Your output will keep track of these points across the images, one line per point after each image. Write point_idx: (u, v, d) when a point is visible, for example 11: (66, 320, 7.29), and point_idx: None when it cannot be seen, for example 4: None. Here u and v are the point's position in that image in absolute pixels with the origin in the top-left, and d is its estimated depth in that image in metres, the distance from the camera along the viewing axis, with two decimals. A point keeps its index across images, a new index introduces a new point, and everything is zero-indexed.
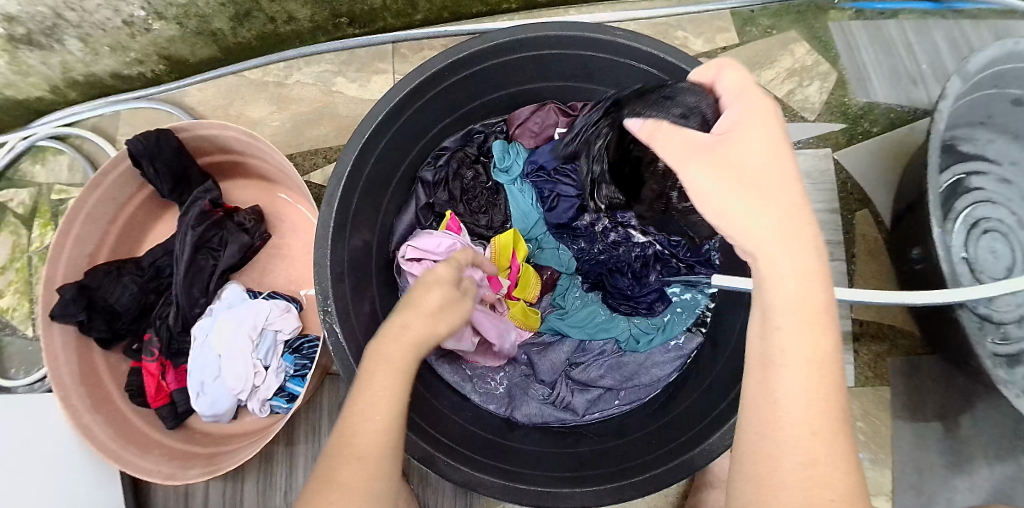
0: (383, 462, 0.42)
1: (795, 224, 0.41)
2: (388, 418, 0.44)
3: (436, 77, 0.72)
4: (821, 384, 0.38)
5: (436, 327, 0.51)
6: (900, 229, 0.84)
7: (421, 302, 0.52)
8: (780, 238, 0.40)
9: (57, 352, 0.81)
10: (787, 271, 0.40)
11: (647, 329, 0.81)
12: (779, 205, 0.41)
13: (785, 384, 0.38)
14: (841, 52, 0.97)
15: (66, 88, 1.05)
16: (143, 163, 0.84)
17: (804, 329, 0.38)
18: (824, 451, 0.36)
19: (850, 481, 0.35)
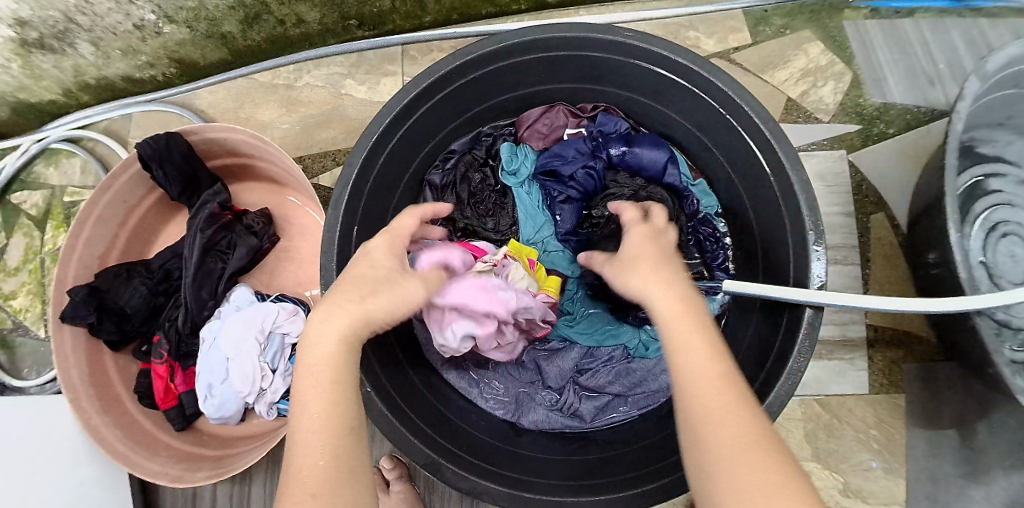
0: (342, 494, 0.39)
1: (668, 276, 0.51)
2: (327, 436, 0.41)
3: (444, 79, 0.71)
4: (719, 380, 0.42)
5: (366, 309, 0.48)
6: (917, 232, 0.82)
7: (354, 281, 0.50)
8: (656, 285, 0.50)
9: (67, 354, 0.81)
10: (665, 303, 0.48)
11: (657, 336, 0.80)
12: (678, 279, 0.51)
13: (687, 395, 0.42)
14: (857, 52, 0.95)
15: (78, 91, 1.06)
16: (152, 166, 0.84)
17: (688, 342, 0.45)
18: (742, 433, 0.39)
19: (774, 458, 0.37)
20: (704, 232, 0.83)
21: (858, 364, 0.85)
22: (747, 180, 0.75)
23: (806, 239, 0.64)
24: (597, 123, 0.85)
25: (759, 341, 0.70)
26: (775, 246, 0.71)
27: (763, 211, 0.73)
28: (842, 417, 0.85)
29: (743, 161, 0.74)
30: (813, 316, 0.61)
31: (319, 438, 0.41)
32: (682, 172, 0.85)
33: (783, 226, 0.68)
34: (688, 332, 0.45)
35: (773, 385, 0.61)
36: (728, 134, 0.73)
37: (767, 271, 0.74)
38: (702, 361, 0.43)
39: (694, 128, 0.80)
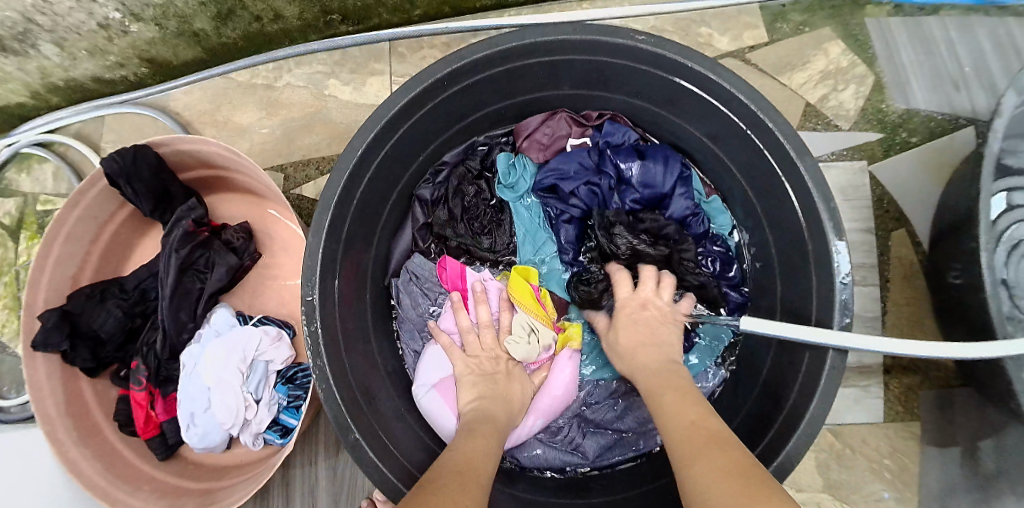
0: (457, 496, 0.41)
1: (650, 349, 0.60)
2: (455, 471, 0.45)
3: (434, 87, 0.64)
4: (692, 416, 0.48)
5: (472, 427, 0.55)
6: (942, 252, 0.76)
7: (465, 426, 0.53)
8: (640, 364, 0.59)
9: (41, 383, 0.77)
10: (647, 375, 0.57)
11: None
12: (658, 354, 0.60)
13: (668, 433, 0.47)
14: (879, 51, 0.88)
15: (47, 93, 0.99)
16: (120, 183, 0.78)
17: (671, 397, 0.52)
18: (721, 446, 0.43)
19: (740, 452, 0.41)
20: (716, 255, 0.77)
21: (872, 390, 0.82)
22: (766, 200, 0.69)
23: (831, 270, 0.59)
24: (604, 133, 0.78)
25: (775, 377, 0.65)
26: (794, 273, 0.66)
27: (782, 234, 0.68)
28: (853, 444, 0.82)
29: (761, 179, 0.68)
30: (837, 358, 0.56)
31: (486, 472, 0.47)
32: (695, 189, 0.79)
33: (805, 254, 0.63)
34: (664, 394, 0.52)
35: (790, 432, 0.57)
36: (746, 149, 0.67)
37: (783, 299, 0.69)
38: (678, 413, 0.49)
39: (708, 140, 0.73)
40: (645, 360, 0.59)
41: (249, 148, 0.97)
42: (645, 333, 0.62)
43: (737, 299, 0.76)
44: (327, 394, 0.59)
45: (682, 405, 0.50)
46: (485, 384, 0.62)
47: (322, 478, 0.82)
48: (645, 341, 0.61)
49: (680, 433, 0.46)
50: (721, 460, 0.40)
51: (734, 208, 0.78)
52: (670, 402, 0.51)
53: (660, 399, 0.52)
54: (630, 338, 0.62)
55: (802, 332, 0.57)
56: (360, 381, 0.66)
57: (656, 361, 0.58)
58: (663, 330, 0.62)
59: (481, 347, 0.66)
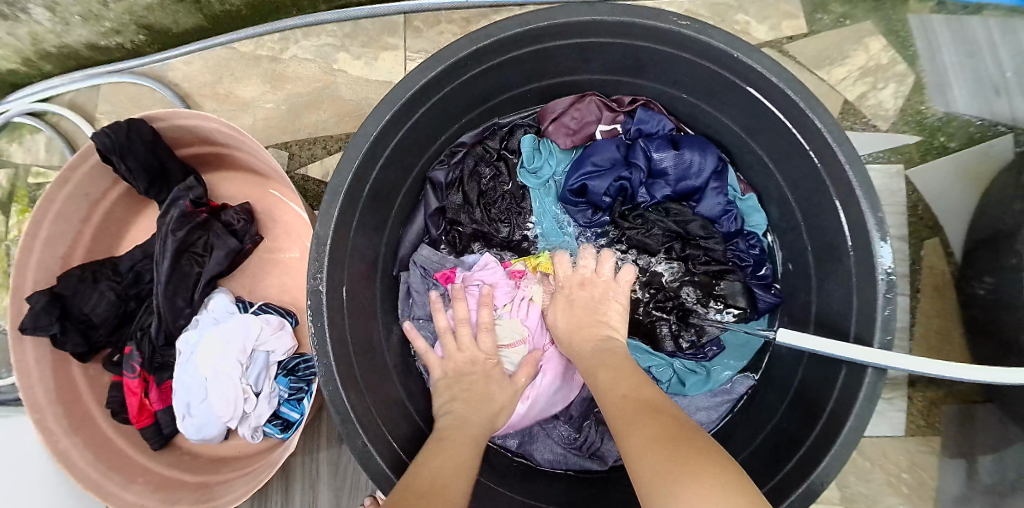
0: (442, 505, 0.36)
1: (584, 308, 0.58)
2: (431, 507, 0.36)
3: (457, 66, 0.60)
4: (617, 375, 0.48)
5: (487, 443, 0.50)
6: (975, 264, 0.73)
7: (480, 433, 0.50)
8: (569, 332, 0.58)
9: (30, 369, 0.74)
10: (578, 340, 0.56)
11: (693, 368, 0.71)
12: (582, 317, 0.58)
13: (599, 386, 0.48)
14: (920, 49, 0.83)
15: (39, 60, 0.93)
16: (112, 160, 0.74)
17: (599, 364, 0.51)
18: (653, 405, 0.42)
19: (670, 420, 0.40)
20: (749, 254, 0.73)
21: (893, 403, 0.80)
22: (806, 202, 0.65)
23: (875, 283, 0.55)
24: (636, 120, 0.73)
25: (809, 393, 0.62)
26: (834, 284, 0.63)
27: (820, 241, 0.64)
28: (871, 457, 0.80)
29: (805, 183, 0.64)
30: (877, 378, 0.53)
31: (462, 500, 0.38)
32: (730, 186, 0.74)
33: (847, 264, 0.60)
34: (603, 368, 0.50)
35: (822, 453, 0.54)
36: (789, 149, 0.63)
37: (818, 308, 0.66)
38: (613, 387, 0.46)
39: (745, 134, 0.69)
40: (575, 326, 0.57)
41: (251, 124, 0.90)
42: (587, 313, 0.58)
43: (769, 300, 0.71)
44: (332, 393, 0.55)
45: (625, 383, 0.47)
46: (460, 389, 0.57)
47: (324, 472, 0.79)
48: (587, 323, 0.57)
49: (614, 408, 0.44)
50: (651, 441, 0.37)
51: (769, 207, 0.74)
52: (613, 377, 0.48)
53: (598, 370, 0.50)
54: (563, 308, 0.60)
55: (834, 346, 0.54)
56: (369, 380, 0.62)
57: (586, 328, 0.56)
58: (603, 305, 0.58)
59: (459, 346, 0.61)
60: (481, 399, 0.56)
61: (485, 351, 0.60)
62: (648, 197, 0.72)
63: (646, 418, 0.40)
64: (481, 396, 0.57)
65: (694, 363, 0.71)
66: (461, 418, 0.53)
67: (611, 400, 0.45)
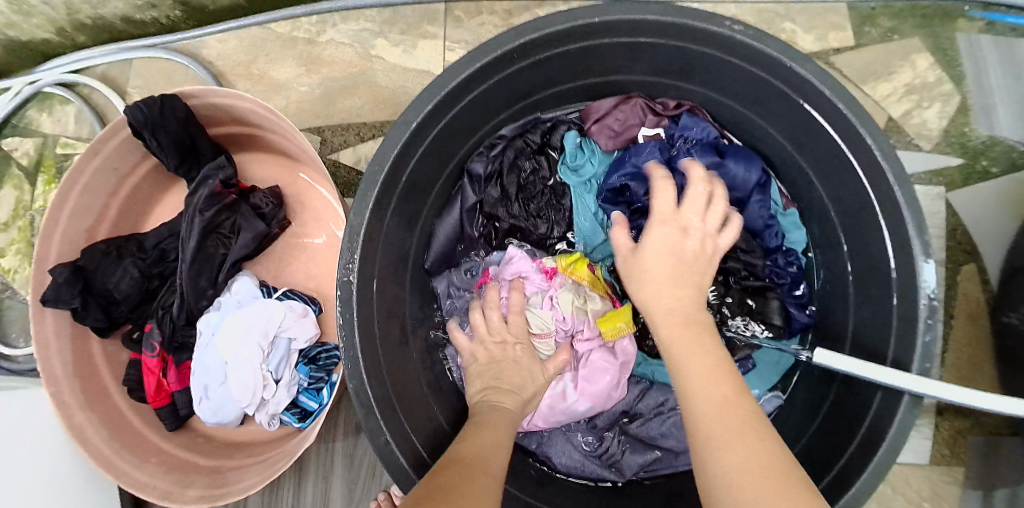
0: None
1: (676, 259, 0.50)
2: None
3: (503, 60, 0.59)
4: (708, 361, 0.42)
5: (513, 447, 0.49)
6: (1012, 295, 0.72)
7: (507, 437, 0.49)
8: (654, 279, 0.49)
9: (49, 341, 0.74)
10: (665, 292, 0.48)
11: None
12: (671, 267, 0.49)
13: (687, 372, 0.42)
14: (968, 69, 0.81)
15: (74, 31, 0.93)
16: (145, 135, 0.73)
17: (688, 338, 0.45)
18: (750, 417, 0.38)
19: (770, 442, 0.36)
20: (787, 271, 0.72)
21: (920, 430, 0.78)
22: (851, 220, 0.63)
23: (916, 307, 0.54)
24: (680, 126, 0.73)
25: (840, 416, 0.61)
26: (876, 306, 0.61)
27: (863, 262, 0.63)
28: (893, 483, 0.78)
29: (848, 200, 0.63)
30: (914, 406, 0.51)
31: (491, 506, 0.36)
32: (772, 199, 0.74)
33: (889, 286, 0.58)
34: (690, 343, 0.44)
35: (853, 478, 0.53)
36: (836, 165, 0.62)
37: (854, 328, 0.65)
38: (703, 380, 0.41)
39: (791, 146, 0.68)
40: (659, 274, 0.49)
41: (284, 106, 0.88)
42: (676, 264, 0.49)
43: (803, 320, 0.71)
44: (357, 385, 0.55)
45: (713, 378, 0.41)
46: (492, 373, 0.57)
47: (338, 464, 0.78)
48: (672, 274, 0.49)
49: (706, 406, 0.39)
50: (756, 467, 0.33)
51: (810, 224, 0.73)
52: (696, 362, 0.43)
53: (686, 347, 0.44)
54: (652, 249, 0.51)
55: (876, 372, 0.52)
56: (392, 375, 0.62)
57: (672, 283, 0.48)
58: (695, 263, 0.50)
59: (488, 327, 0.61)
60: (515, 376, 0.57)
61: (516, 332, 0.61)
62: None
63: (745, 430, 0.36)
64: (516, 371, 0.57)
65: None
66: (495, 402, 0.53)
67: (696, 390, 0.40)
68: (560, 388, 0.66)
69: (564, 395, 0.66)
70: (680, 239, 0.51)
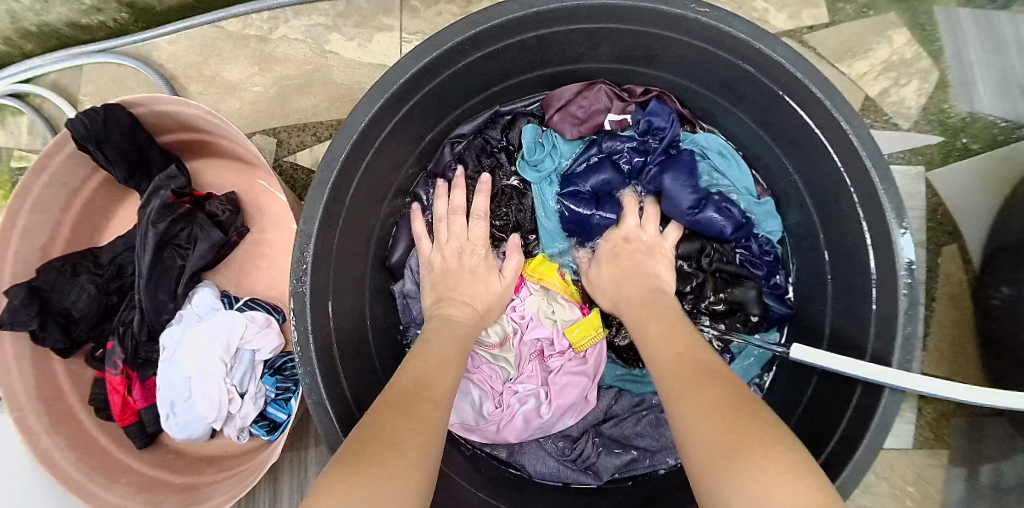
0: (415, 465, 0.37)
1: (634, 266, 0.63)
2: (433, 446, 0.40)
3: (455, 52, 0.56)
4: (669, 335, 0.51)
5: None
6: (994, 275, 0.70)
7: None
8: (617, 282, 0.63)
9: (9, 365, 0.72)
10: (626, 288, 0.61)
11: None
12: (625, 274, 0.63)
13: (649, 344, 0.51)
14: (946, 43, 0.78)
15: (19, 39, 0.89)
16: (89, 148, 0.69)
17: (654, 322, 0.54)
18: (703, 369, 0.44)
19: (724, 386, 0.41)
20: (763, 261, 0.70)
21: (903, 415, 0.77)
22: (828, 205, 0.61)
23: (895, 297, 0.52)
24: (647, 112, 0.70)
25: (821, 408, 0.59)
26: (854, 296, 0.59)
27: (842, 251, 0.61)
28: (878, 470, 0.77)
29: (823, 186, 0.61)
30: (895, 396, 0.49)
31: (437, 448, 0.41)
32: (745, 189, 0.71)
33: (866, 274, 0.56)
34: (654, 325, 0.54)
35: (833, 474, 0.51)
36: (811, 149, 0.59)
37: (832, 318, 0.63)
38: (665, 348, 0.49)
39: (763, 131, 0.66)
40: (619, 283, 0.62)
41: (238, 108, 0.85)
42: (630, 270, 0.63)
43: (781, 311, 0.69)
44: (317, 403, 0.52)
45: (670, 343, 0.50)
46: (446, 285, 0.63)
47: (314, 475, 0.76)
48: (628, 276, 0.63)
49: (668, 365, 0.47)
50: (704, 407, 0.39)
51: (787, 214, 0.70)
52: (659, 335, 0.52)
53: (649, 327, 0.54)
54: (613, 265, 0.64)
55: (863, 369, 0.49)
56: (357, 387, 0.60)
57: (638, 291, 0.60)
58: (645, 266, 0.63)
59: (449, 235, 0.65)
60: (463, 289, 0.62)
61: (473, 239, 0.65)
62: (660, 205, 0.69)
63: (698, 380, 0.42)
64: (475, 283, 0.63)
65: None
66: (450, 315, 0.59)
67: (661, 353, 0.49)
68: (533, 404, 0.66)
69: (539, 411, 0.66)
70: (630, 251, 0.65)
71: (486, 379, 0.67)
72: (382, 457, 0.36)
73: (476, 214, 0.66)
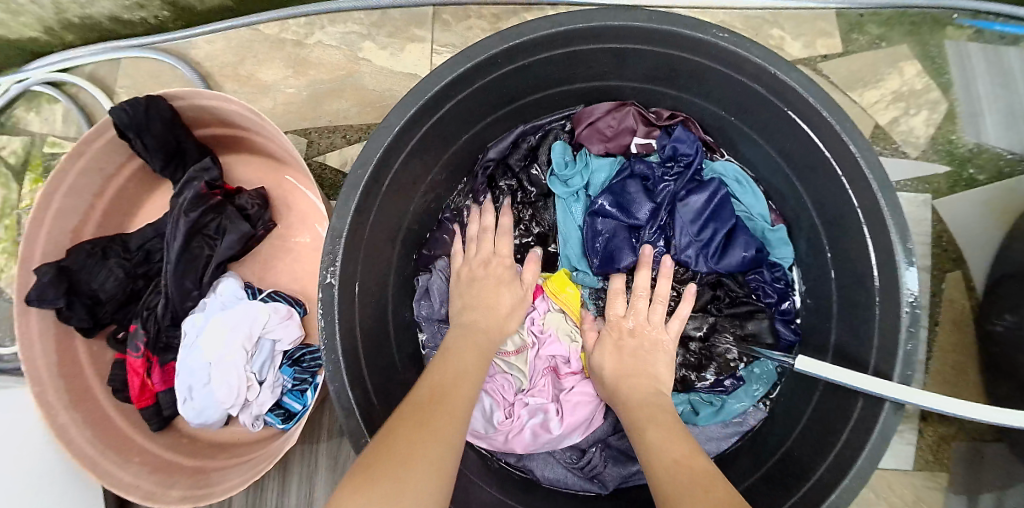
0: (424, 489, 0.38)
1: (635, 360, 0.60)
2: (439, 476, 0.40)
3: (488, 64, 0.59)
4: (669, 436, 0.49)
5: None
6: (998, 302, 0.71)
7: None
8: (616, 374, 0.60)
9: (33, 341, 0.74)
10: (626, 382, 0.58)
11: (708, 399, 0.70)
12: (627, 366, 0.60)
13: (649, 440, 0.49)
14: (956, 76, 0.81)
15: (62, 30, 0.93)
16: (130, 136, 0.72)
17: (650, 423, 0.51)
18: (702, 472, 0.42)
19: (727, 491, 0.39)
20: (773, 288, 0.72)
21: (904, 436, 0.78)
22: (838, 229, 0.63)
23: (898, 314, 0.54)
24: (673, 137, 0.74)
25: (822, 421, 0.61)
26: (859, 313, 0.61)
27: (849, 270, 0.63)
28: (878, 489, 0.78)
29: (832, 208, 0.63)
30: (894, 410, 0.51)
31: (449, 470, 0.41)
32: (759, 215, 0.74)
33: (870, 292, 0.59)
34: (650, 426, 0.51)
35: (834, 483, 0.53)
36: (821, 170, 0.62)
37: (838, 335, 0.65)
38: (662, 448, 0.47)
39: (778, 153, 0.68)
40: (624, 371, 0.60)
41: (271, 107, 0.88)
42: (632, 360, 0.61)
43: (789, 337, 0.71)
44: (338, 390, 0.54)
45: (670, 443, 0.47)
46: (471, 292, 0.64)
47: (322, 466, 0.77)
48: (631, 367, 0.60)
49: (664, 465, 0.44)
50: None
51: (798, 241, 0.73)
52: (657, 436, 0.49)
53: (648, 426, 0.51)
54: (614, 353, 0.62)
55: (865, 381, 0.51)
56: (375, 378, 0.62)
57: (640, 389, 0.57)
58: (648, 358, 0.61)
59: (478, 250, 0.68)
60: (489, 302, 0.63)
61: (502, 254, 0.68)
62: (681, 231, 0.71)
63: (698, 486, 0.40)
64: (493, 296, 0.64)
65: (709, 394, 0.71)
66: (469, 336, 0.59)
67: (658, 452, 0.46)
68: (542, 419, 0.66)
69: (546, 426, 0.66)
70: (632, 343, 0.62)
71: (499, 390, 0.69)
72: (406, 459, 0.40)
73: (503, 232, 0.69)
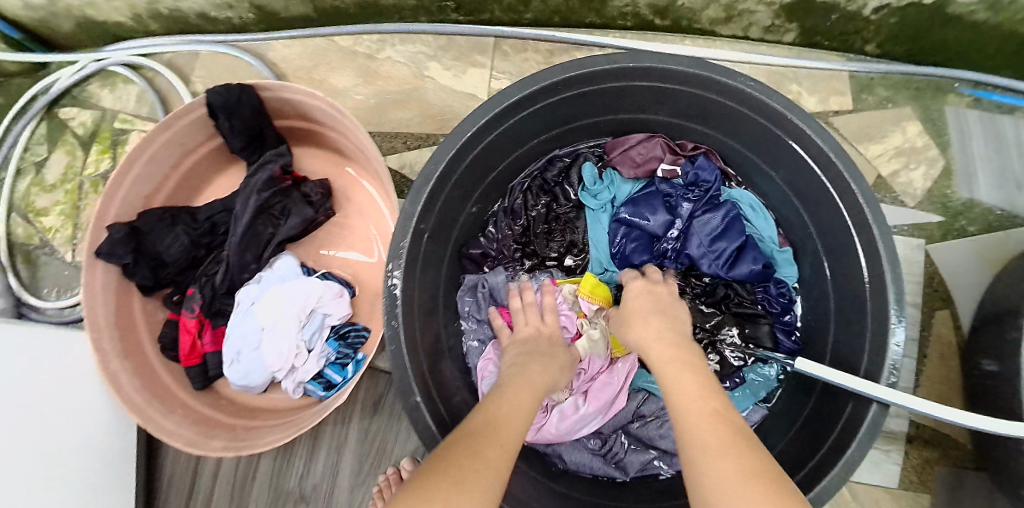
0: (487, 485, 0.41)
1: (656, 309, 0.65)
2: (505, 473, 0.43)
3: (548, 89, 0.67)
4: (686, 373, 0.55)
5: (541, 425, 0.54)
6: (982, 338, 0.79)
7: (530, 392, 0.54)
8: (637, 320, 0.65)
9: (97, 290, 0.79)
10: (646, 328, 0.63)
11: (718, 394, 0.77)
12: (647, 314, 0.65)
13: (669, 377, 0.55)
14: (954, 138, 0.90)
15: (149, 19, 1.01)
16: (220, 115, 0.80)
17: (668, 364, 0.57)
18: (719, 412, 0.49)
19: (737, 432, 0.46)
20: (778, 301, 0.80)
21: (891, 457, 0.84)
22: (840, 263, 0.71)
23: (887, 329, 0.61)
24: (696, 165, 0.81)
25: (815, 423, 0.68)
26: (855, 332, 0.69)
27: (848, 295, 0.70)
28: (865, 504, 0.84)
29: (835, 239, 0.71)
30: (880, 411, 0.58)
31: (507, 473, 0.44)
32: (767, 238, 0.82)
33: (864, 313, 0.67)
34: (672, 364, 0.56)
35: (824, 473, 0.59)
36: (825, 203, 0.70)
37: (835, 352, 0.73)
38: (682, 385, 0.53)
39: (790, 189, 0.77)
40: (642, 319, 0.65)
41: None
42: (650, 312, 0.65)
43: (789, 345, 0.79)
44: (394, 353, 0.61)
45: (690, 380, 0.53)
46: (523, 350, 0.65)
47: (349, 441, 0.81)
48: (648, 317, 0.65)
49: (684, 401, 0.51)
50: (724, 450, 0.44)
51: (802, 262, 0.81)
52: (678, 374, 0.55)
53: (668, 366, 0.56)
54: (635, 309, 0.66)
55: (860, 385, 0.58)
56: (423, 350, 0.68)
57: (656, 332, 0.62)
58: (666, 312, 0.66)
59: (526, 321, 0.70)
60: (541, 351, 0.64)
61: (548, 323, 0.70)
62: (695, 240, 0.79)
63: (716, 421, 0.47)
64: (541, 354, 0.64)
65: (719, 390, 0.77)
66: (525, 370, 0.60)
67: (677, 388, 0.53)
68: (572, 402, 0.72)
69: (576, 407, 0.72)
70: (654, 299, 0.67)
71: None
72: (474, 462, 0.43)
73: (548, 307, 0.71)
